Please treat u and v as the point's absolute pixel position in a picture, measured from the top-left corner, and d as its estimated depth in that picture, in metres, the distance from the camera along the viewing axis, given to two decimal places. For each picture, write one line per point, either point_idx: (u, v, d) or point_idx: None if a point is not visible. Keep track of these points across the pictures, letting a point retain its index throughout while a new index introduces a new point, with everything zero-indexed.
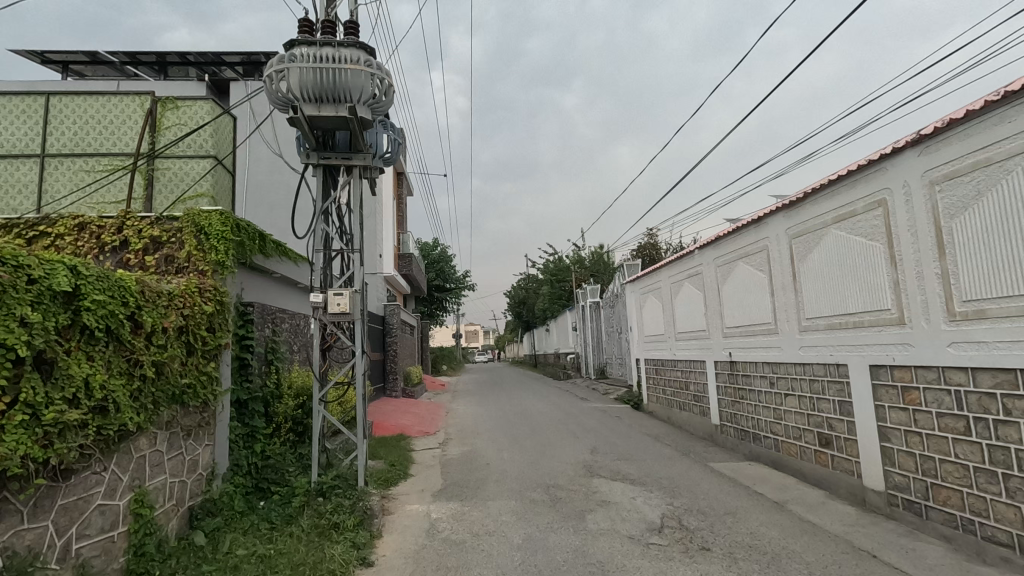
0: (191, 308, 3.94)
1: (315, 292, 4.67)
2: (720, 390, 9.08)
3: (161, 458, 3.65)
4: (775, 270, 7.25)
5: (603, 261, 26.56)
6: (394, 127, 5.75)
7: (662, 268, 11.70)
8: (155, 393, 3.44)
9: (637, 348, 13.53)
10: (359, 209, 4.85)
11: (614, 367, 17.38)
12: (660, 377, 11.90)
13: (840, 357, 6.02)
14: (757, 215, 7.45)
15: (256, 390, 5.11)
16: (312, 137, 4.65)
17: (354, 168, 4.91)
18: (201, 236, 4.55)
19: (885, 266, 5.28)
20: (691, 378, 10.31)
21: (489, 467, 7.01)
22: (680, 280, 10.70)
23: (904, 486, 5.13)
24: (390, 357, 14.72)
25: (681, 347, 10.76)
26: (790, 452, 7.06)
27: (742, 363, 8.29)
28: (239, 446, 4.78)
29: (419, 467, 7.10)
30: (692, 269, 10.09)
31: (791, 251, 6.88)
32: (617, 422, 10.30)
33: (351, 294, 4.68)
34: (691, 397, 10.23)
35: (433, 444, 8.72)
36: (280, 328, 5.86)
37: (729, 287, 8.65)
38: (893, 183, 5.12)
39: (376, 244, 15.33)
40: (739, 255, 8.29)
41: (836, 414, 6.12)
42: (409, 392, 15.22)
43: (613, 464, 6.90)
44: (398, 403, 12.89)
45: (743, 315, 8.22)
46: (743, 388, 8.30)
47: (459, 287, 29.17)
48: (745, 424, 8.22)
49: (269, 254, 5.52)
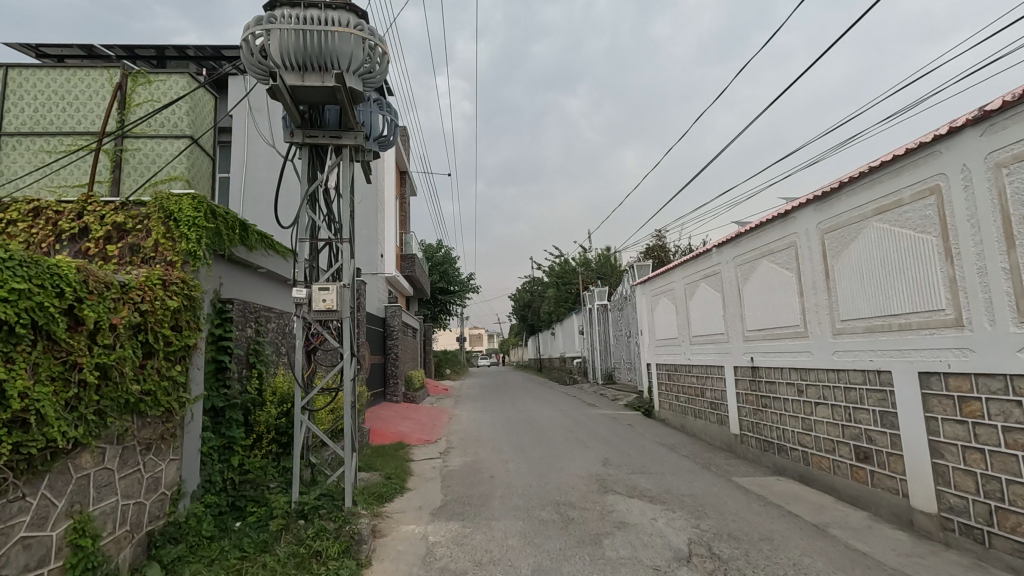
0: (151, 302, 3.41)
1: (298, 287, 4.13)
2: (740, 398, 8.51)
3: (111, 477, 3.14)
4: (804, 268, 6.67)
5: (610, 263, 26.01)
6: (390, 107, 5.21)
7: (676, 268, 11.12)
8: (97, 402, 2.92)
9: (648, 353, 12.96)
10: (349, 194, 4.30)
11: (623, 372, 16.82)
12: (673, 383, 11.34)
13: (881, 363, 5.45)
14: (783, 209, 6.90)
15: (234, 398, 4.59)
16: (295, 112, 4.14)
17: (343, 148, 4.35)
18: (170, 223, 4.03)
19: (939, 261, 4.71)
20: (707, 384, 9.74)
21: (493, 480, 6.47)
22: (695, 281, 10.13)
23: (962, 509, 4.54)
24: (390, 361, 14.18)
25: (696, 352, 10.18)
26: (820, 466, 6.48)
27: (766, 369, 7.72)
28: (212, 460, 4.25)
29: (417, 480, 6.55)
30: (709, 268, 9.54)
31: (823, 247, 6.32)
32: (628, 431, 9.73)
33: (338, 289, 4.14)
34: (708, 405, 9.65)
35: (433, 454, 8.18)
36: (265, 327, 5.35)
37: (750, 287, 8.09)
38: (950, 167, 4.56)
39: (376, 243, 14.84)
40: (762, 253, 7.74)
41: (876, 426, 5.55)
42: (410, 396, 14.68)
43: (628, 479, 6.33)
44: (398, 408, 12.37)
45: (767, 318, 7.65)
46: (766, 396, 7.73)
47: (463, 290, 28.70)
48: (769, 435, 7.65)
49: (253, 247, 5.02)
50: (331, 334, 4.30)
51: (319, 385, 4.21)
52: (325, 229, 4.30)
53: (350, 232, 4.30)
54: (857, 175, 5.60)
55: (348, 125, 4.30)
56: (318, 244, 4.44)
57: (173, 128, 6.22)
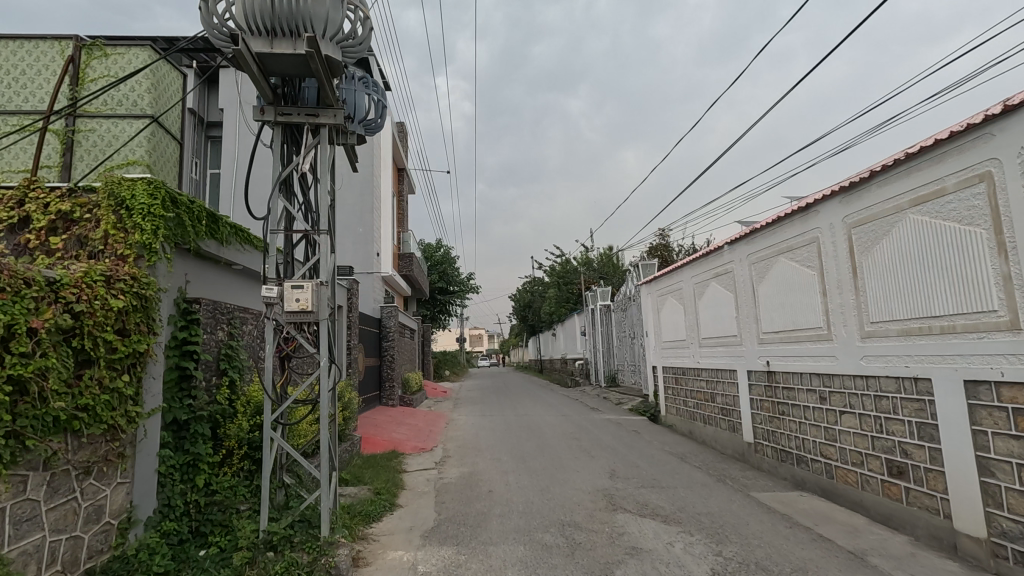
0: (89, 303, 2.92)
1: (268, 284, 3.62)
2: (753, 404, 8.03)
3: (35, 509, 2.66)
4: (827, 266, 6.18)
5: (612, 263, 25.49)
6: (378, 87, 4.73)
7: (684, 267, 10.62)
8: (10, 423, 2.45)
9: (653, 355, 12.48)
10: (327, 179, 3.79)
11: (627, 375, 16.35)
12: (681, 387, 10.85)
13: (918, 370, 4.96)
14: (804, 201, 6.41)
15: (201, 409, 4.09)
16: (266, 87, 3.66)
17: (321, 127, 3.85)
18: (121, 212, 3.54)
19: (991, 257, 4.22)
20: (718, 389, 9.25)
21: (492, 496, 5.98)
22: (706, 280, 9.61)
23: (1016, 535, 4.04)
24: (386, 363, 13.69)
25: (706, 355, 9.67)
26: (846, 480, 5.99)
27: (783, 374, 7.22)
28: (172, 481, 3.76)
29: (410, 495, 6.05)
30: (720, 267, 9.05)
31: (848, 243, 5.82)
32: (635, 438, 9.24)
33: (315, 287, 3.62)
34: (719, 411, 9.16)
35: (429, 464, 7.68)
36: (239, 330, 4.85)
37: (766, 287, 7.60)
38: (1004, 151, 4.08)
39: (372, 242, 14.36)
40: (778, 251, 7.24)
41: (912, 438, 5.06)
42: (406, 400, 14.20)
43: (638, 494, 5.83)
44: (394, 413, 11.85)
45: (785, 319, 7.15)
46: (783, 404, 7.24)
47: (463, 290, 28.20)
48: (786, 444, 7.16)
49: (223, 241, 4.54)
50: (307, 339, 3.77)
51: (293, 396, 3.68)
52: (301, 221, 3.79)
53: (328, 223, 3.79)
54: (893, 162, 5.10)
55: (327, 102, 3.84)
56: (293, 236, 3.93)
57: (134, 108, 4.76)
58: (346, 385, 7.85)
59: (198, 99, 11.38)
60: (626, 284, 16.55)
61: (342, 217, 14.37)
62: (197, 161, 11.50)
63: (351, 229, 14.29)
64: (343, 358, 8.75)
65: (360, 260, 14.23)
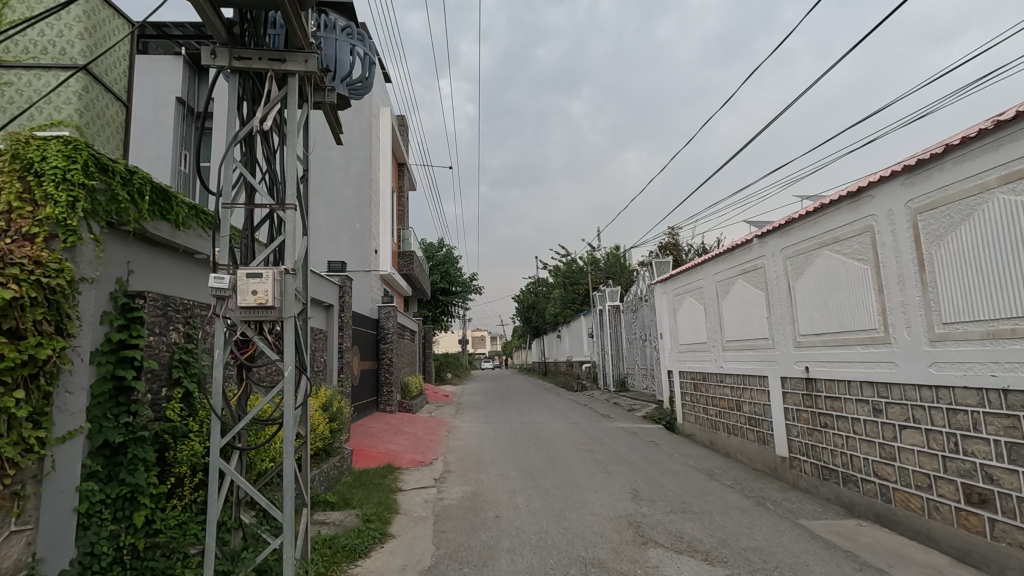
0: None
1: (218, 272, 2.84)
2: (788, 415, 7.22)
3: None
4: (883, 259, 5.39)
5: (620, 262, 24.67)
6: (365, 39, 3.94)
7: (705, 263, 9.82)
8: None
9: (669, 358, 11.69)
10: (296, 140, 3.01)
11: (638, 379, 15.55)
12: (701, 394, 10.05)
13: (1008, 381, 4.16)
14: (856, 185, 5.61)
15: (144, 430, 3.32)
16: (216, 21, 2.88)
17: (288, 75, 3.07)
18: (30, 179, 2.77)
19: None
20: (745, 397, 8.45)
21: (499, 523, 5.19)
22: (731, 277, 8.81)
23: None
24: (384, 367, 12.90)
25: (731, 359, 8.88)
26: (907, 506, 5.19)
27: (826, 382, 6.42)
28: (101, 521, 3.00)
29: (405, 522, 5.26)
30: (748, 263, 8.24)
31: (913, 230, 5.03)
32: (653, 450, 8.44)
33: (276, 276, 2.83)
34: (746, 421, 8.36)
35: (428, 481, 6.89)
36: (202, 331, 4.08)
37: (805, 283, 6.80)
38: None
39: (369, 238, 13.60)
40: (820, 243, 6.45)
41: (1000, 461, 4.26)
42: (405, 405, 13.40)
43: (669, 522, 5.04)
44: (391, 421, 11.03)
45: (828, 319, 6.35)
46: (826, 415, 6.44)
47: (466, 290, 27.40)
48: (829, 461, 6.37)
49: (178, 224, 3.77)
50: (268, 342, 2.98)
51: (249, 415, 2.89)
52: (263, 193, 3.00)
53: (296, 197, 3.00)
54: (976, 134, 4.32)
55: (296, 44, 3.07)
56: (256, 213, 3.15)
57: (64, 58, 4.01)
58: (336, 393, 7.08)
59: (189, 90, 10.88)
60: (637, 284, 15.75)
61: (338, 213, 13.62)
62: (188, 153, 10.90)
63: (347, 225, 13.54)
64: (334, 362, 7.97)
65: (357, 258, 13.47)
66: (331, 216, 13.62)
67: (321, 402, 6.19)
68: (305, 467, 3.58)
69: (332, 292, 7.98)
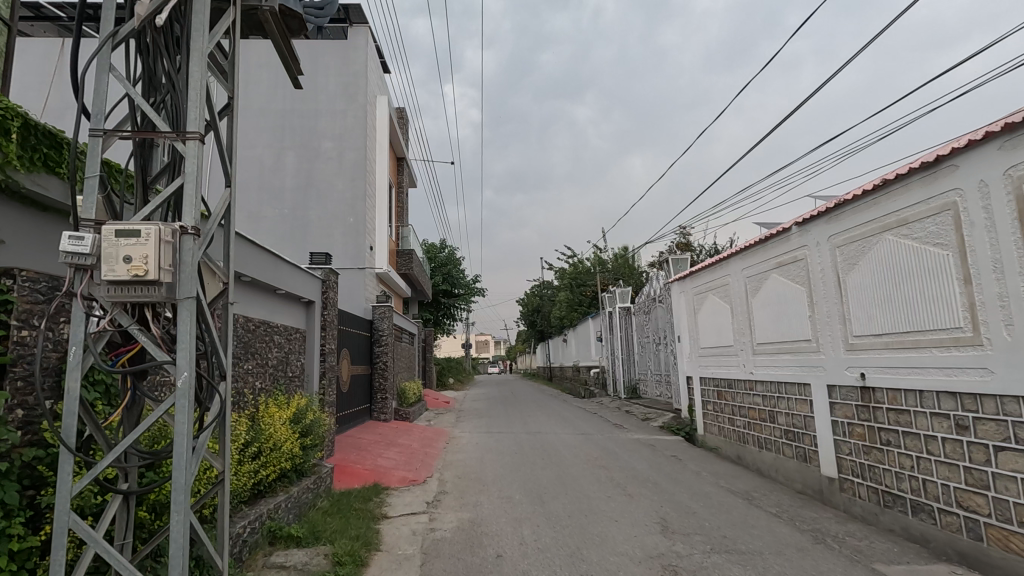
0: None
1: (73, 231, 1.91)
2: (837, 429, 6.24)
3: None
4: (973, 243, 4.41)
5: (630, 264, 23.69)
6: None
7: (731, 258, 8.83)
8: None
9: (688, 363, 10.72)
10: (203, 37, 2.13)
11: (652, 385, 14.58)
12: (727, 403, 9.07)
13: None
14: (939, 151, 4.63)
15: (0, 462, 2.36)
16: None
17: None
18: None
19: None
20: (781, 408, 7.46)
21: (503, 565, 4.21)
22: (763, 272, 7.82)
23: None
24: (377, 372, 11.95)
25: (763, 365, 7.89)
26: (1005, 546, 4.20)
27: (887, 392, 5.45)
28: None
29: (386, 563, 4.29)
30: (784, 255, 7.25)
31: (1017, 204, 4.06)
32: (677, 467, 7.47)
33: (159, 235, 1.91)
34: (783, 434, 7.38)
35: (419, 505, 5.90)
36: None
37: (861, 275, 5.81)
38: None
39: (363, 233, 12.70)
40: (882, 227, 5.47)
41: None
42: (402, 413, 12.46)
43: (711, 565, 4.06)
44: (385, 431, 10.05)
45: (893, 317, 5.36)
46: (887, 430, 5.47)
47: (469, 293, 26.48)
48: (892, 484, 5.40)
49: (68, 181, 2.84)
50: (154, 338, 2.07)
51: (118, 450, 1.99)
52: (156, 116, 2.11)
53: (205, 123, 2.11)
54: None
55: None
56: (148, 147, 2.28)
57: None
58: (313, 403, 6.11)
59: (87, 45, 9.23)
60: (650, 284, 14.75)
61: (330, 207, 12.76)
62: None
63: (340, 220, 12.67)
64: (314, 366, 7.01)
65: (349, 254, 12.56)
66: (323, 210, 12.73)
67: (291, 413, 5.19)
68: (221, 514, 2.72)
69: (313, 287, 7.04)
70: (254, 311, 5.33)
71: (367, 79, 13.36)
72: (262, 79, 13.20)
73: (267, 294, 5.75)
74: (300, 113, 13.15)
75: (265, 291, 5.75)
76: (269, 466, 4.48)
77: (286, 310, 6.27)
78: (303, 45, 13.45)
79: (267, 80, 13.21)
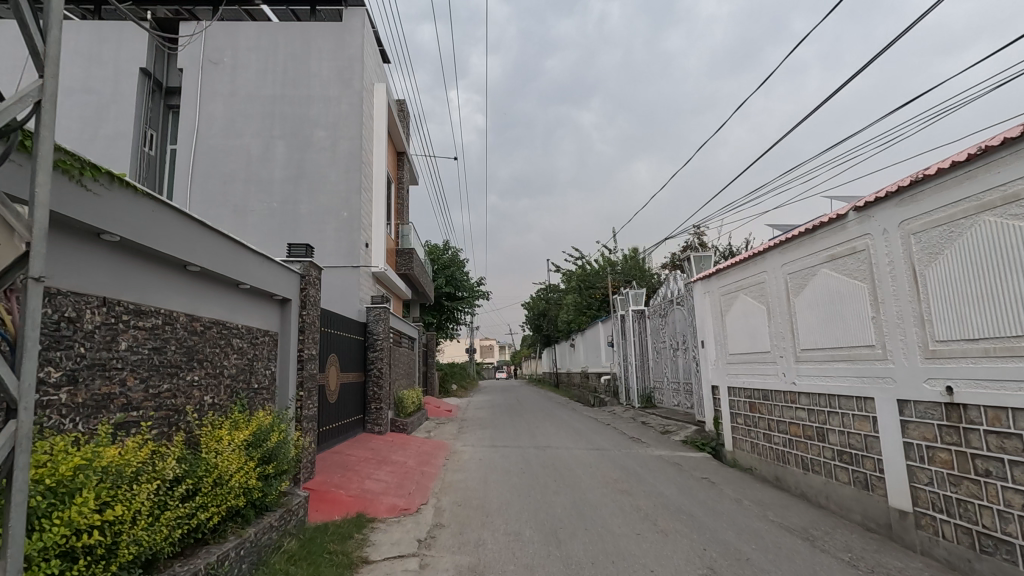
0: None
1: None
2: (912, 453, 5.21)
3: None
4: None
5: (642, 265, 22.64)
6: None
7: (768, 252, 7.81)
8: None
9: (713, 371, 9.69)
10: None
11: (670, 394, 13.52)
12: (762, 417, 8.04)
13: None
14: None
15: None
16: None
17: None
18: None
19: None
20: (833, 424, 6.42)
21: None
22: (809, 267, 6.80)
23: None
24: (372, 380, 10.93)
25: (809, 374, 6.87)
26: None
27: (985, 411, 4.42)
28: None
29: None
30: (836, 246, 6.23)
31: None
32: (710, 492, 6.47)
33: None
34: (836, 456, 6.34)
35: (409, 544, 4.88)
36: None
37: (945, 267, 4.80)
38: None
39: (358, 229, 11.73)
40: (977, 207, 4.47)
41: None
42: (399, 424, 11.48)
43: None
44: (377, 446, 9.05)
45: (994, 318, 4.35)
46: (986, 457, 4.43)
47: (473, 295, 25.48)
48: (993, 525, 4.36)
49: None
50: None
51: None
52: None
53: None
54: None
55: None
56: None
57: None
58: (284, 421, 5.13)
59: None
60: (667, 285, 13.72)
61: (322, 200, 11.80)
62: (152, 133, 12.47)
63: (332, 213, 11.73)
64: (291, 375, 6.01)
65: (342, 251, 11.58)
66: (314, 203, 11.79)
67: (247, 434, 4.17)
68: None
69: (290, 283, 6.05)
70: (206, 310, 4.35)
71: (363, 64, 12.45)
72: (250, 64, 12.33)
73: (225, 290, 4.76)
74: (291, 99, 12.25)
75: (224, 286, 4.75)
76: (209, 506, 3.44)
77: (251, 309, 5.27)
78: (293, 26, 12.53)
79: (255, 65, 12.34)
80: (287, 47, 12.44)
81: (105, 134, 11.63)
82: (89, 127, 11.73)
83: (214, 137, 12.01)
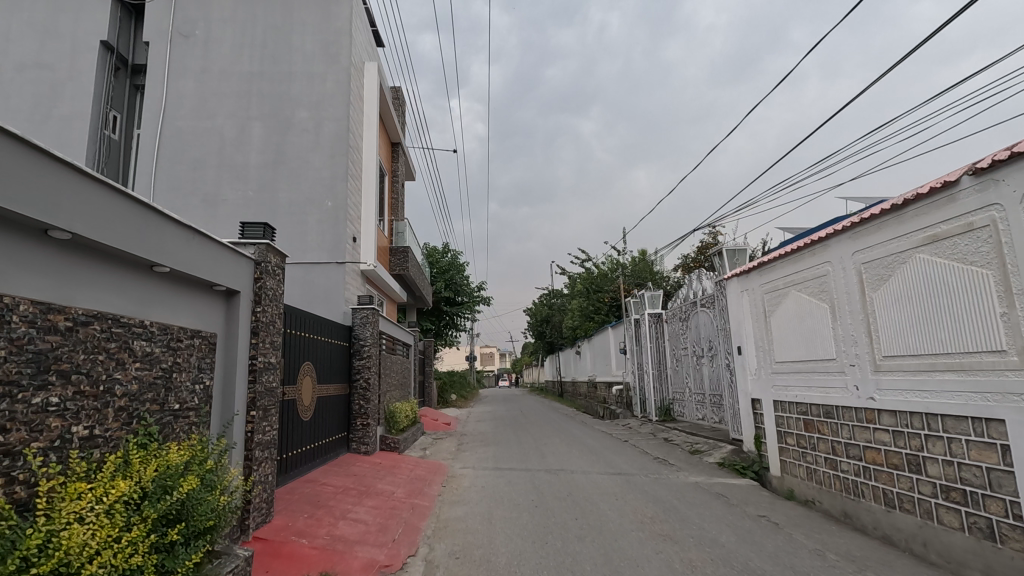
0: None
1: None
2: None
3: None
4: None
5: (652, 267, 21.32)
6: None
7: (831, 238, 6.44)
8: None
9: (754, 382, 8.30)
10: None
11: (694, 406, 12.12)
12: (824, 438, 6.64)
13: None
14: None
15: None
16: None
17: None
18: None
19: None
20: (933, 451, 5.03)
21: None
22: (895, 253, 5.45)
23: None
24: (358, 392, 9.53)
25: (895, 388, 5.49)
26: None
27: None
28: None
29: None
30: (940, 222, 4.85)
31: None
32: (779, 538, 5.06)
33: None
34: (940, 492, 4.94)
35: None
36: None
37: None
38: None
39: (344, 220, 10.38)
40: None
41: None
42: (389, 441, 10.09)
43: None
44: (360, 471, 7.66)
45: None
46: None
47: (473, 301, 24.17)
48: None
49: None
50: None
51: None
52: None
53: None
54: None
55: None
56: None
57: None
58: (216, 454, 3.72)
59: None
60: (688, 286, 12.37)
61: (304, 188, 10.46)
62: (116, 115, 11.13)
63: (315, 202, 10.39)
64: (238, 389, 4.60)
65: (326, 245, 10.23)
66: (295, 191, 10.45)
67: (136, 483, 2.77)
68: None
69: (238, 271, 4.66)
70: (83, 298, 2.96)
71: (351, 38, 11.14)
72: (225, 38, 11.03)
73: (127, 271, 3.38)
74: (271, 77, 10.94)
75: (126, 267, 3.38)
76: None
77: (175, 302, 3.89)
78: None
79: (231, 40, 11.05)
80: (266, 20, 11.15)
81: (59, 114, 10.29)
82: (41, 106, 10.37)
83: (183, 118, 10.68)
